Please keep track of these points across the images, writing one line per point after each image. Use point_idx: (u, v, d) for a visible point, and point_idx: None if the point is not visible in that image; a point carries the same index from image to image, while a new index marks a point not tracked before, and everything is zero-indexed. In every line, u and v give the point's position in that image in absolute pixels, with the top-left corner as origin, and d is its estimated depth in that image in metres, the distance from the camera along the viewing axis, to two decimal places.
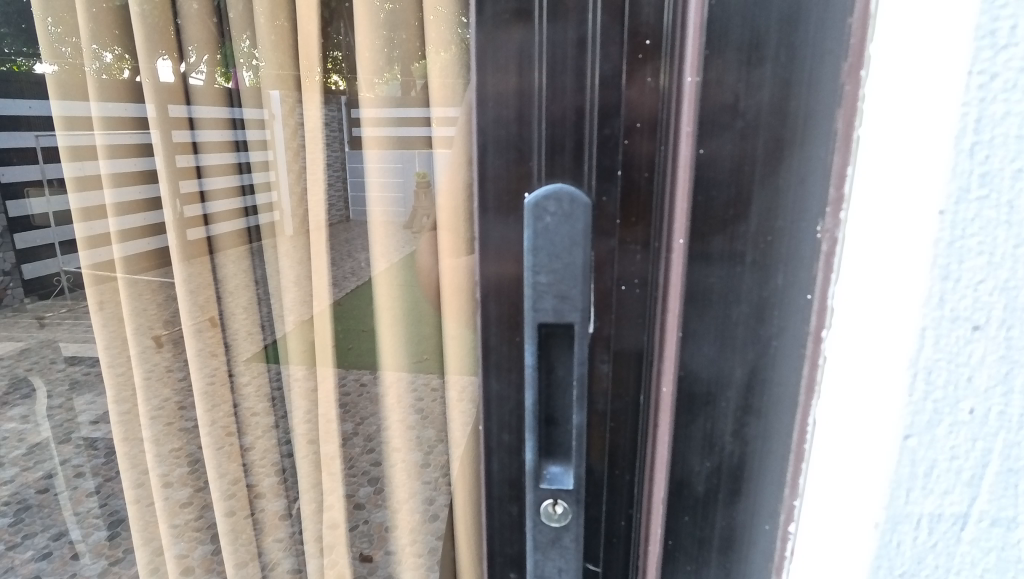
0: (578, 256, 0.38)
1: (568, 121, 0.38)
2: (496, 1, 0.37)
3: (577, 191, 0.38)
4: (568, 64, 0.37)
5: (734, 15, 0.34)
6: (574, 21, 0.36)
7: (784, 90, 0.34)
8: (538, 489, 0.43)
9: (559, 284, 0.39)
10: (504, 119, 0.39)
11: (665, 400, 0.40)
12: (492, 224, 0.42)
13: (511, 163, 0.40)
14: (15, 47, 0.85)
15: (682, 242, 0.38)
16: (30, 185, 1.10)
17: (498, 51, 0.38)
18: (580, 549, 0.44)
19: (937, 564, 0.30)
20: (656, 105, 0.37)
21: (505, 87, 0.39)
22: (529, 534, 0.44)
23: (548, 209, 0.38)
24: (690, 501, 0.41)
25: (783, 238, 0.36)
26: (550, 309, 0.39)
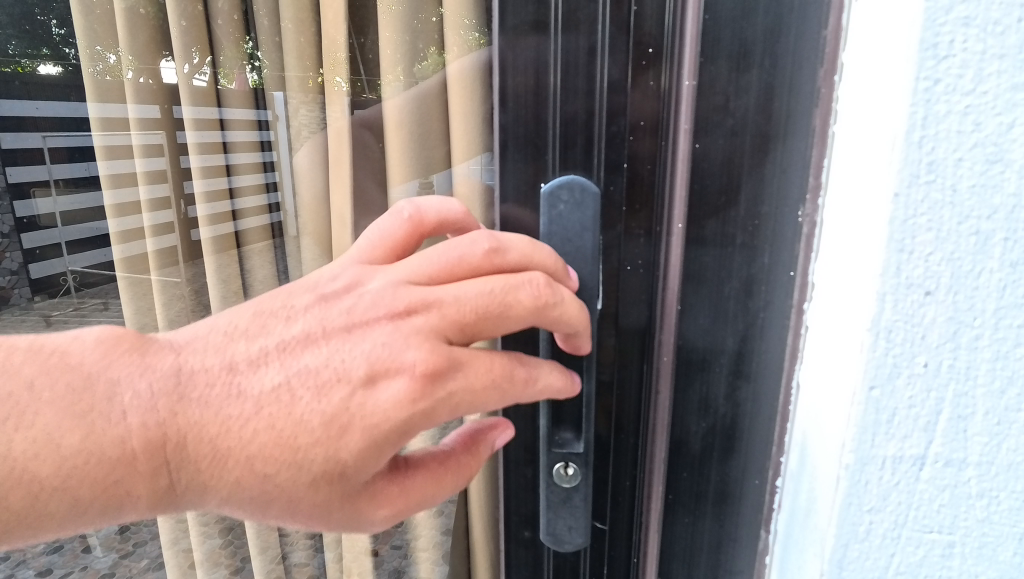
0: (588, 240, 0.43)
1: (579, 120, 0.43)
2: (517, 13, 0.42)
3: (587, 182, 0.43)
4: (581, 68, 0.42)
5: (725, 27, 0.38)
6: (585, 32, 0.42)
7: (769, 91, 0.39)
8: (551, 452, 0.48)
9: (571, 264, 0.43)
10: (523, 118, 0.44)
11: (665, 368, 0.45)
12: (511, 211, 0.46)
13: (529, 158, 0.45)
14: (20, 48, 0.84)
15: (681, 227, 0.42)
16: (35, 185, 0.91)
17: (517, 56, 0.43)
18: (589, 509, 0.49)
19: (900, 500, 0.35)
20: (657, 105, 0.42)
21: (524, 89, 0.44)
22: (542, 494, 0.49)
23: (562, 198, 0.44)
24: (688, 458, 0.47)
25: (769, 223, 0.41)
26: None
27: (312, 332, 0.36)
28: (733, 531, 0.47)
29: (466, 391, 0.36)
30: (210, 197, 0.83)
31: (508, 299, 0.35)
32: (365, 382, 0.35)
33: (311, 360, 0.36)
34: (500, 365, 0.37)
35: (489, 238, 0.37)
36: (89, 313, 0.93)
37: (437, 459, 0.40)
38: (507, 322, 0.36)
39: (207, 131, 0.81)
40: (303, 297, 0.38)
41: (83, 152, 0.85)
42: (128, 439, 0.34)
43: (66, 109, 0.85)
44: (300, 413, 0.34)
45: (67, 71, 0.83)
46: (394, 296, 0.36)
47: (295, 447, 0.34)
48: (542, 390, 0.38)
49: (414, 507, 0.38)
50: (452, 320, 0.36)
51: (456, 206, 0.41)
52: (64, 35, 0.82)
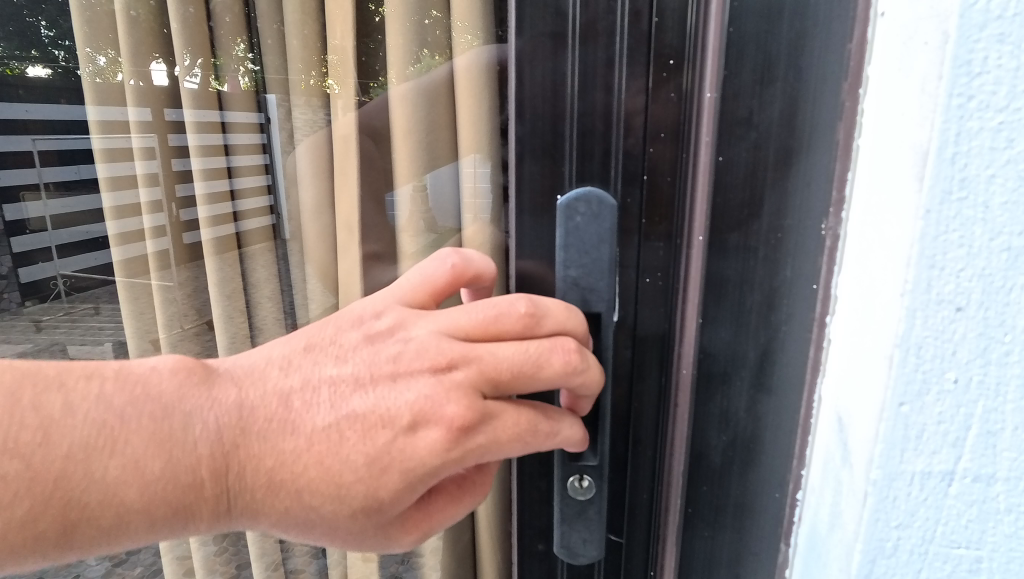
0: (605, 252, 0.43)
1: (596, 131, 0.43)
2: (535, 25, 0.42)
3: (605, 194, 0.43)
4: (598, 78, 0.42)
5: (749, 41, 0.38)
6: (603, 44, 0.41)
7: (793, 105, 0.38)
8: (566, 465, 0.47)
9: (588, 276, 0.43)
10: (541, 129, 0.44)
11: (685, 381, 0.45)
12: (528, 224, 0.46)
13: (546, 169, 0.44)
14: (8, 49, 0.82)
15: (702, 238, 0.42)
16: (24, 189, 0.89)
17: (535, 65, 0.43)
18: (603, 521, 0.49)
19: (927, 516, 0.34)
20: (678, 116, 0.42)
21: (541, 95, 0.43)
22: (556, 507, 0.49)
23: (579, 210, 0.43)
24: (707, 471, 0.46)
25: (792, 236, 0.40)
26: (577, 299, 0.44)
27: (361, 375, 0.38)
28: (751, 541, 0.47)
29: (495, 442, 0.38)
30: (213, 199, 0.82)
31: (542, 360, 0.38)
32: (408, 428, 0.37)
33: (359, 403, 0.37)
34: (526, 417, 0.40)
35: (525, 300, 0.39)
36: (82, 318, 0.93)
37: (455, 481, 0.43)
38: (536, 381, 0.38)
39: (209, 134, 0.80)
40: (352, 336, 0.39)
41: (78, 155, 0.84)
42: (198, 467, 0.35)
43: (57, 112, 0.84)
44: (344, 453, 0.36)
45: (57, 73, 0.82)
46: (437, 349, 0.38)
47: (339, 483, 0.36)
48: (562, 442, 0.41)
49: (437, 526, 0.42)
50: (489, 376, 0.38)
51: (492, 265, 0.44)
52: (54, 36, 0.81)
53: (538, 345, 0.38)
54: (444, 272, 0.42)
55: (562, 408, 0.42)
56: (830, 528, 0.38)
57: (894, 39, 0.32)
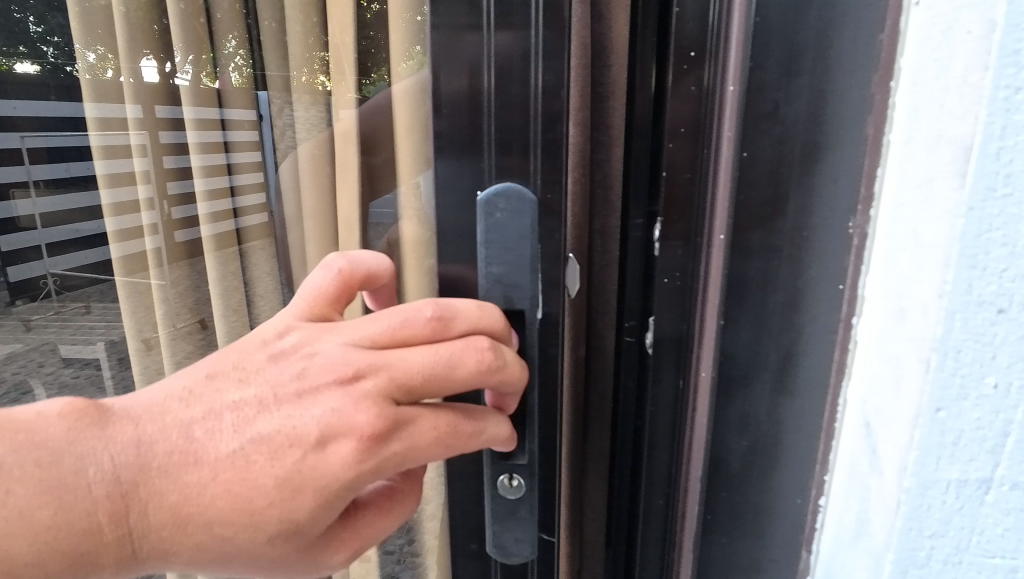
0: (526, 248, 0.44)
1: (515, 125, 0.43)
2: (452, 13, 0.42)
3: (524, 189, 0.44)
4: (515, 71, 0.42)
5: (775, 32, 0.37)
6: (518, 36, 0.42)
7: (820, 97, 0.37)
8: (496, 465, 0.49)
9: (510, 273, 0.45)
10: (458, 124, 0.44)
11: (704, 384, 0.44)
12: (449, 217, 0.46)
13: (463, 164, 0.45)
14: None
15: (723, 238, 0.41)
16: (13, 186, 0.89)
17: (453, 52, 0.43)
18: (534, 520, 0.51)
19: (962, 525, 0.33)
20: (697, 111, 0.41)
21: (458, 87, 0.44)
22: (488, 506, 0.51)
23: (498, 206, 0.44)
24: (726, 477, 0.45)
25: (818, 234, 0.38)
26: (501, 296, 0.45)
27: (263, 397, 0.39)
28: (771, 547, 0.45)
29: (413, 448, 0.40)
30: (212, 196, 0.80)
31: (455, 361, 0.39)
32: (317, 445, 0.38)
33: (264, 426, 0.38)
34: (445, 421, 0.41)
35: (433, 304, 0.41)
36: (71, 318, 0.95)
37: (382, 496, 0.44)
38: (451, 383, 0.40)
39: (207, 131, 0.78)
40: (256, 359, 0.40)
41: (62, 154, 0.84)
42: (95, 511, 0.35)
43: (45, 110, 0.83)
44: (253, 480, 0.37)
45: (46, 69, 0.80)
46: (344, 361, 0.39)
47: (250, 511, 0.37)
48: (487, 441, 0.42)
49: (367, 543, 0.43)
50: (401, 383, 0.39)
51: (384, 262, 0.45)
52: (41, 32, 0.79)
53: (451, 346, 0.40)
54: (334, 276, 0.43)
55: (488, 408, 0.44)
56: (850, 532, 0.38)
57: (921, 34, 0.30)
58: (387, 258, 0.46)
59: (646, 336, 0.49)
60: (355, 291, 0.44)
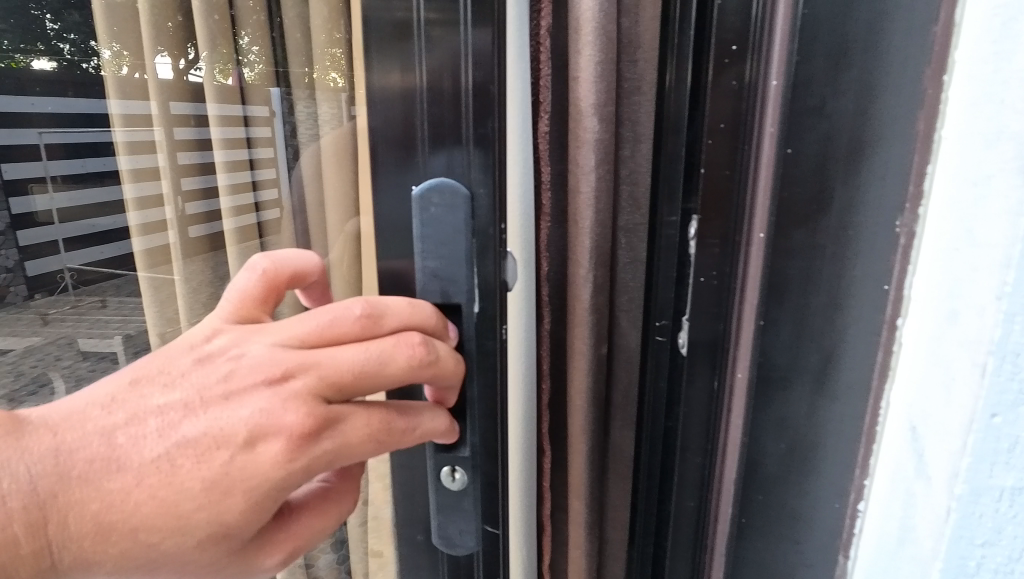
0: (461, 243, 0.48)
1: (446, 120, 0.47)
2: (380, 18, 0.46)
3: (456, 185, 0.48)
4: (444, 73, 0.46)
5: (823, 24, 0.36)
6: (447, 35, 0.45)
7: (868, 92, 0.36)
8: (440, 458, 0.54)
9: (445, 268, 0.49)
10: (392, 119, 0.48)
11: (739, 387, 0.43)
12: (390, 207, 0.51)
13: (400, 156, 0.49)
14: (13, 42, 0.80)
15: (762, 236, 0.40)
16: (31, 181, 0.87)
17: (383, 55, 0.47)
18: (477, 512, 0.56)
19: (1017, 534, 0.32)
20: (737, 105, 0.40)
21: (392, 83, 0.47)
22: (435, 497, 0.56)
23: (433, 201, 0.48)
24: (761, 481, 0.44)
25: (862, 234, 0.37)
26: (439, 290, 0.50)
27: (190, 400, 0.40)
28: (807, 552, 0.44)
29: (345, 445, 0.42)
30: (234, 190, 0.81)
31: (386, 358, 0.43)
32: (246, 444, 0.40)
33: (191, 429, 0.39)
34: (378, 418, 0.44)
35: (362, 303, 0.44)
36: (88, 312, 0.93)
37: (318, 497, 0.47)
38: (381, 379, 0.43)
39: (230, 128, 0.79)
40: (181, 362, 0.41)
41: (80, 150, 0.85)
42: (10, 524, 0.35)
43: (60, 105, 0.84)
44: (181, 484, 0.38)
45: (62, 66, 0.80)
46: (273, 360, 0.41)
47: (178, 514, 0.38)
48: (420, 435, 0.46)
49: (303, 544, 0.45)
50: (332, 380, 0.42)
51: (309, 260, 0.47)
52: (59, 30, 0.79)
53: (381, 345, 0.43)
54: (258, 278, 0.45)
55: (422, 405, 0.47)
56: (894, 539, 0.36)
57: (982, 23, 0.29)
58: (312, 256, 0.48)
59: (680, 337, 0.48)
60: (282, 289, 0.46)
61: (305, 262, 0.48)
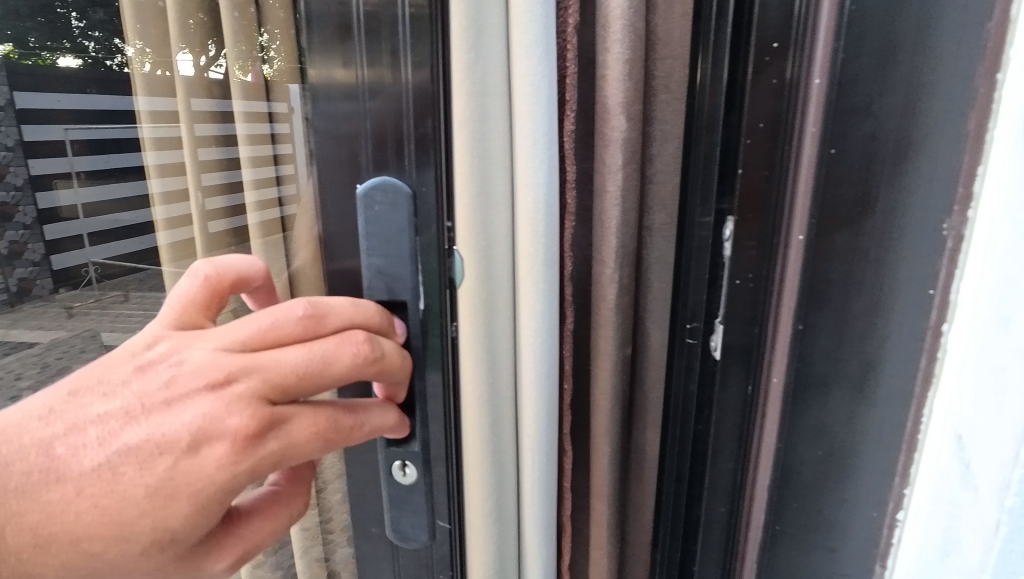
0: (405, 240, 0.56)
1: (388, 127, 0.56)
2: (322, 25, 0.55)
3: (399, 183, 0.56)
4: (387, 82, 0.55)
5: (874, 22, 0.35)
6: (385, 35, 0.53)
7: (917, 91, 0.34)
8: (390, 452, 0.62)
9: (390, 265, 0.57)
10: (338, 128, 0.58)
11: (775, 392, 0.42)
12: (337, 206, 0.61)
13: (343, 155, 0.59)
14: (41, 40, 0.81)
15: (801, 238, 0.39)
16: (57, 177, 0.89)
17: (327, 63, 0.56)
18: (428, 512, 0.65)
19: None
20: (778, 104, 0.39)
21: (337, 93, 0.57)
22: (389, 487, 0.65)
23: (377, 199, 0.56)
24: (796, 489, 0.43)
25: (906, 237, 0.36)
26: (384, 286, 0.58)
27: (130, 408, 0.41)
28: (843, 560, 0.43)
29: (289, 445, 0.43)
30: (259, 185, 0.80)
31: (327, 359, 0.44)
32: (189, 449, 0.40)
33: (132, 436, 0.40)
34: (323, 418, 0.45)
35: (304, 305, 0.46)
36: (113, 305, 0.93)
37: (264, 502, 0.48)
38: (323, 379, 0.44)
39: (255, 123, 0.78)
40: (123, 369, 0.42)
41: (104, 146, 0.86)
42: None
43: (88, 102, 0.84)
44: (126, 490, 0.39)
45: (87, 64, 0.81)
46: (214, 366, 0.42)
47: (120, 521, 0.39)
48: (368, 431, 0.48)
49: (252, 550, 0.46)
50: (274, 383, 0.43)
51: (248, 266, 0.48)
52: (84, 28, 0.80)
53: (324, 346, 0.45)
54: (200, 284, 0.46)
55: (368, 402, 0.49)
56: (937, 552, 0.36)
57: None
58: (254, 260, 0.49)
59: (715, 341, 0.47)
60: (225, 295, 0.47)
61: (249, 268, 0.48)
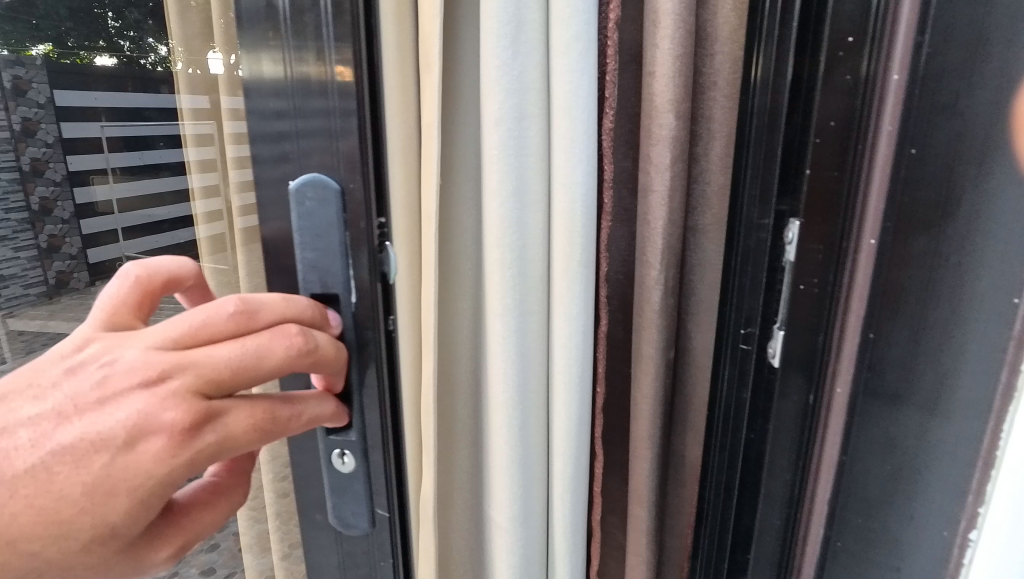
0: (334, 235, 0.54)
1: (319, 121, 0.54)
2: (253, 24, 0.54)
3: (328, 181, 0.54)
4: (316, 77, 0.53)
5: (959, 21, 0.37)
6: (311, 38, 0.52)
7: (1002, 84, 0.37)
8: (330, 442, 0.59)
9: (321, 260, 0.54)
10: (269, 109, 0.56)
11: (839, 402, 0.44)
12: (271, 200, 0.57)
13: (275, 147, 0.56)
14: (79, 40, 0.84)
15: (873, 242, 0.41)
16: (94, 173, 0.93)
17: (257, 55, 0.55)
18: (366, 495, 0.62)
19: None
20: (851, 104, 0.40)
21: (269, 81, 0.55)
22: (329, 477, 0.62)
23: (306, 196, 0.54)
24: (862, 499, 0.46)
25: (987, 237, 0.38)
26: (316, 281, 0.55)
27: (64, 407, 0.39)
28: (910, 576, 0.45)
29: (227, 436, 0.43)
30: None
31: (261, 351, 0.44)
32: (126, 444, 0.39)
33: (65, 436, 0.38)
34: (259, 412, 0.45)
35: (235, 301, 0.46)
36: None
37: (203, 491, 0.46)
38: (261, 369, 0.44)
39: None
40: (52, 372, 0.40)
41: (138, 143, 0.86)
42: None
43: (128, 100, 0.84)
44: (59, 491, 0.37)
45: (122, 62, 0.82)
46: (148, 362, 0.41)
47: (60, 521, 0.37)
48: (303, 423, 0.48)
49: (193, 540, 0.44)
50: (208, 376, 0.42)
51: (181, 265, 0.48)
52: (120, 27, 0.81)
53: (257, 339, 0.45)
54: (131, 284, 0.45)
55: (303, 396, 0.50)
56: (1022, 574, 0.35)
57: None
58: (185, 260, 0.48)
59: (768, 349, 0.48)
60: (156, 294, 0.46)
61: (179, 267, 0.48)
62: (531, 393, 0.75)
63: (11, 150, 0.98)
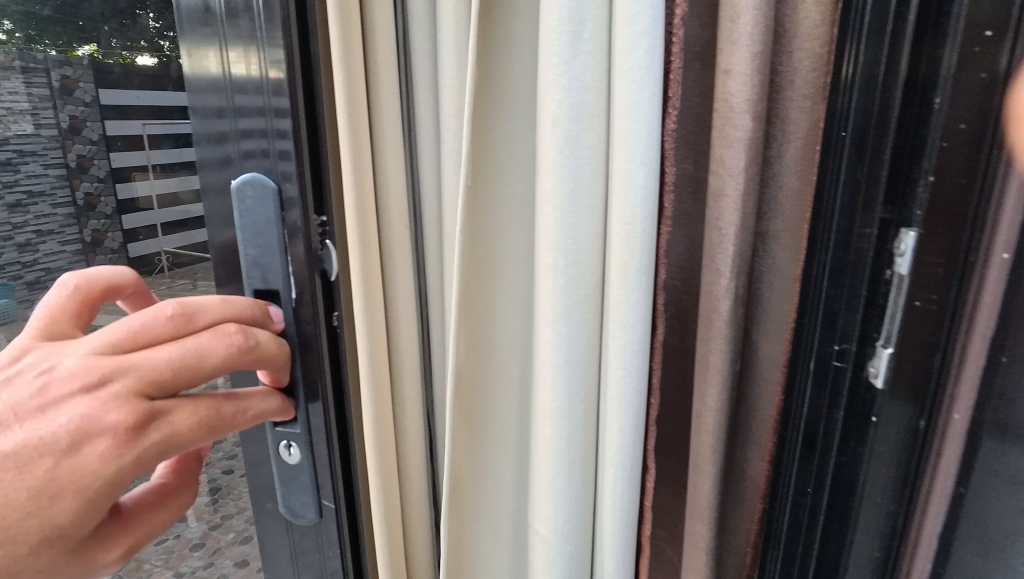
0: (272, 231, 0.70)
1: (257, 122, 0.69)
2: (194, 34, 0.70)
3: (263, 180, 0.69)
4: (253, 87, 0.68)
5: None
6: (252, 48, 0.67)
7: None
8: (278, 433, 0.76)
9: (262, 254, 0.71)
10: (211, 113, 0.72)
11: (959, 407, 0.49)
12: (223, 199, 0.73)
13: (219, 148, 0.72)
14: (122, 39, 0.86)
15: (1006, 255, 0.45)
16: (134, 169, 0.91)
17: (202, 67, 0.70)
18: (312, 484, 0.79)
19: None
20: (984, 105, 0.45)
21: (213, 91, 0.71)
22: (279, 464, 0.79)
23: (247, 194, 0.70)
24: (973, 496, 0.49)
25: None
26: (257, 272, 0.71)
27: (9, 414, 0.50)
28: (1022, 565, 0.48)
29: (173, 428, 0.55)
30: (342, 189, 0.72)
31: (199, 351, 0.57)
32: (71, 445, 0.50)
33: (15, 438, 0.49)
34: (199, 410, 0.57)
35: (171, 310, 0.59)
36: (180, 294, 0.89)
37: (148, 492, 0.57)
38: (201, 366, 0.57)
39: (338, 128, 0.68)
40: None
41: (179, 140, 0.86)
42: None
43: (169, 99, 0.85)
44: (7, 494, 0.47)
45: (161, 62, 0.84)
46: (88, 368, 0.53)
47: (7, 523, 0.47)
48: (242, 414, 0.61)
49: (140, 540, 0.55)
50: (148, 375, 0.55)
51: (115, 278, 0.60)
52: (160, 28, 0.83)
53: (194, 342, 0.57)
54: (70, 292, 0.57)
55: (236, 396, 0.62)
56: None
57: None
58: (117, 272, 0.61)
59: (880, 346, 0.52)
60: (96, 299, 0.59)
61: (116, 277, 0.60)
62: (580, 404, 0.72)
63: (58, 148, 0.91)
